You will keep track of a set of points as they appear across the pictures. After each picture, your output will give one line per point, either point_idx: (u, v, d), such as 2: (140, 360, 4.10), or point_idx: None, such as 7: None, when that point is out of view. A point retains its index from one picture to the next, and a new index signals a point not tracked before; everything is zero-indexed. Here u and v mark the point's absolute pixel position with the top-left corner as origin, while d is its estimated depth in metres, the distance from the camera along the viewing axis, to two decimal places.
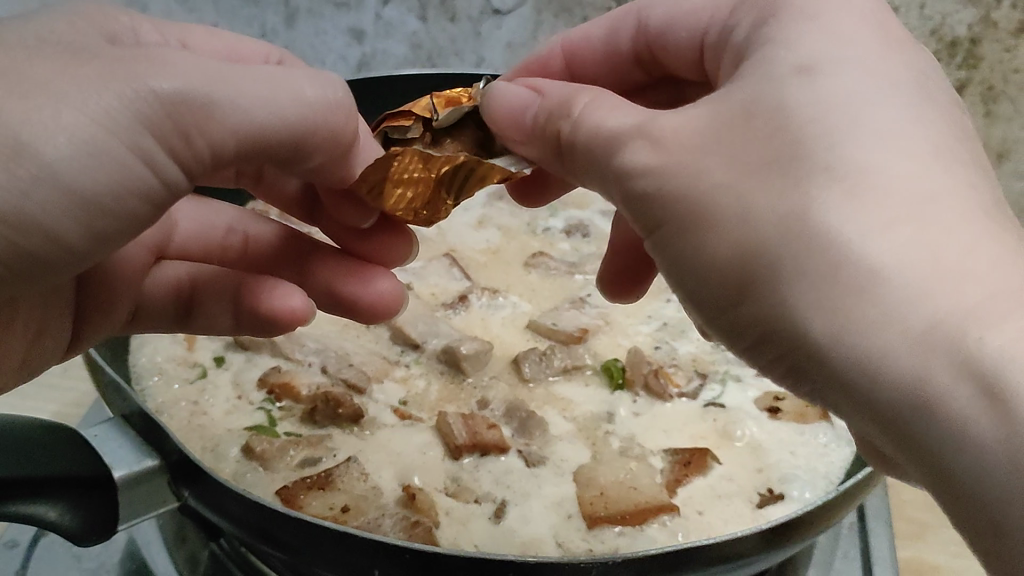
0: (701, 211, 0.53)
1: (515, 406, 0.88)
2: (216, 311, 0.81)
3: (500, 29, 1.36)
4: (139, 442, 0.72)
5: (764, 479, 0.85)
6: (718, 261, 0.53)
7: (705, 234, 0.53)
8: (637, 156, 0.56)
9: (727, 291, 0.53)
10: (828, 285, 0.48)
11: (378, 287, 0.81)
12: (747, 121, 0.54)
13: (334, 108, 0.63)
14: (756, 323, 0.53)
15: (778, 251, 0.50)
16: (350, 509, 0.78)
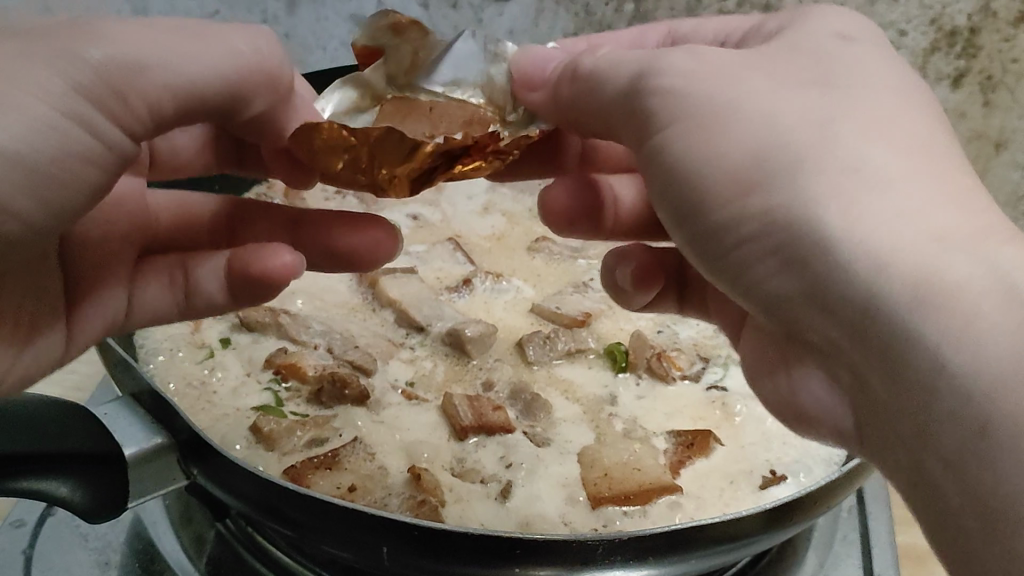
0: (724, 112, 0.56)
1: (519, 388, 0.89)
2: (208, 278, 0.79)
3: (501, 17, 1.38)
4: (147, 420, 0.73)
5: (766, 461, 0.86)
6: (726, 160, 0.55)
7: (716, 137, 0.55)
8: (676, 63, 0.58)
9: (725, 189, 0.55)
10: (848, 178, 0.52)
11: (372, 237, 0.79)
12: (782, 60, 0.59)
13: (269, 56, 0.62)
14: (752, 215, 0.55)
15: (800, 148, 0.53)
16: (357, 489, 0.79)
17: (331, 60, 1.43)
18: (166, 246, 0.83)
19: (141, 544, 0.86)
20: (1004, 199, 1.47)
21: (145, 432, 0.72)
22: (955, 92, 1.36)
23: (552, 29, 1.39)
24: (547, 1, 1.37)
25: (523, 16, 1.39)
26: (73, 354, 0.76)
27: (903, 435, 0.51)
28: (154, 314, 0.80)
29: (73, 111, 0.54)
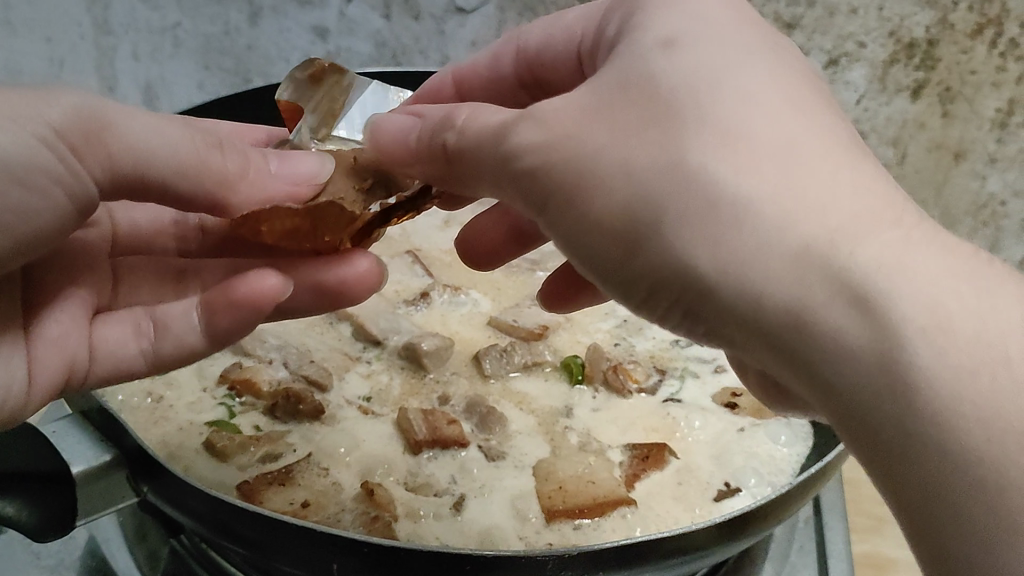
0: (583, 185, 0.55)
1: (474, 401, 0.89)
2: (178, 319, 0.74)
3: (463, 29, 1.36)
4: (94, 437, 0.72)
5: (720, 473, 0.86)
6: (602, 224, 0.55)
7: (589, 200, 0.55)
8: (523, 137, 0.57)
9: (614, 250, 0.56)
10: (707, 220, 0.51)
11: (359, 264, 0.73)
12: (622, 93, 0.56)
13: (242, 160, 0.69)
14: (646, 271, 0.55)
15: (661, 207, 0.53)
16: (311, 504, 0.78)
17: (293, 71, 1.42)
18: (128, 303, 0.82)
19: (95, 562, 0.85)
20: (964, 209, 1.48)
21: (89, 448, 0.70)
22: (914, 103, 1.37)
23: None
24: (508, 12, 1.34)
25: (485, 28, 1.36)
26: (31, 400, 0.71)
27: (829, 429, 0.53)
28: (119, 362, 0.74)
29: (45, 138, 0.59)
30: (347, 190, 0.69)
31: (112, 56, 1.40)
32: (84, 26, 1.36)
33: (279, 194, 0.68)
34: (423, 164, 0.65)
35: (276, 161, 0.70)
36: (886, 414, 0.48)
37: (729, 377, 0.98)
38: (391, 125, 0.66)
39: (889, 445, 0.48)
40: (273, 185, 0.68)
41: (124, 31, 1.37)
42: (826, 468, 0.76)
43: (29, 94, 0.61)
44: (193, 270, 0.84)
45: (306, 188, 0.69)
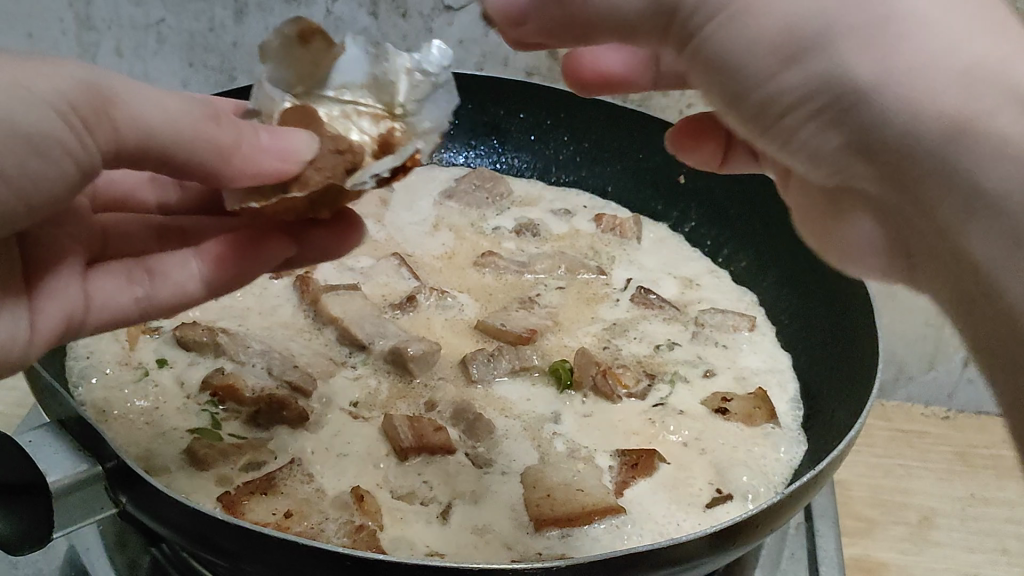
0: (741, 6, 0.44)
1: (462, 407, 0.88)
2: (175, 267, 0.73)
3: (452, 27, 1.30)
4: (78, 447, 0.70)
5: (712, 480, 0.85)
6: (756, 41, 0.44)
7: (752, 5, 0.43)
8: None
9: (767, 65, 0.45)
10: (868, 31, 0.42)
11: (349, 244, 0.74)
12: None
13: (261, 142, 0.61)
14: (799, 90, 0.45)
15: (829, 14, 0.42)
16: (293, 514, 0.76)
17: None
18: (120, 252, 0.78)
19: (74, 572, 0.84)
20: None
21: (75, 455, 0.69)
22: None
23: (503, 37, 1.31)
24: None
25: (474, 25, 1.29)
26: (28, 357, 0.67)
27: (968, 284, 0.48)
28: (115, 309, 0.71)
29: (61, 109, 0.53)
30: (324, 151, 0.62)
31: (94, 53, 1.38)
32: (66, 22, 1.34)
33: (267, 172, 0.59)
34: None
35: (263, 132, 0.60)
36: None
37: (720, 380, 0.97)
38: None
39: None
40: (261, 156, 0.59)
41: (107, 27, 1.35)
42: (819, 475, 0.73)
43: (35, 59, 0.54)
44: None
45: (290, 166, 0.60)
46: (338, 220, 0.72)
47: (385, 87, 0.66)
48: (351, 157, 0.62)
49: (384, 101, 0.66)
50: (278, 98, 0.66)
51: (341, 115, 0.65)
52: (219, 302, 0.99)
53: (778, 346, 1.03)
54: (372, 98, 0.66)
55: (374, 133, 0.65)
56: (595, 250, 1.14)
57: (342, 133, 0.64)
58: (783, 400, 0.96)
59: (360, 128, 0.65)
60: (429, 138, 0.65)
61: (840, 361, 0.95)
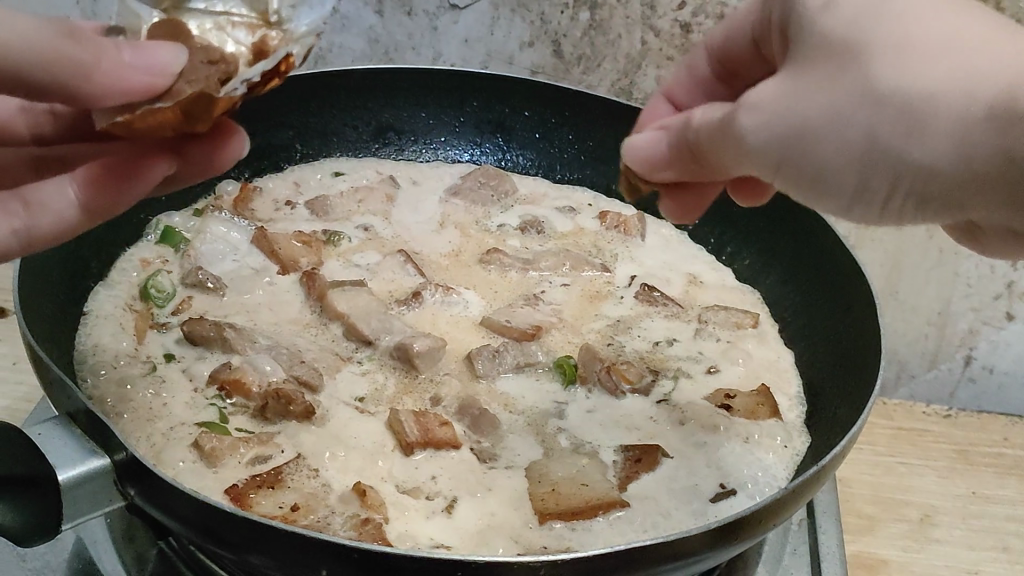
0: (809, 134, 0.58)
1: (467, 402, 0.88)
2: (53, 194, 0.69)
3: (457, 24, 1.28)
4: (87, 443, 0.70)
5: (716, 475, 0.86)
6: (834, 155, 0.58)
7: (814, 146, 0.58)
8: (751, 119, 0.61)
9: (845, 170, 0.58)
10: (895, 124, 0.55)
11: (227, 151, 0.71)
12: (811, 55, 0.59)
13: (159, 73, 0.57)
14: (881, 177, 0.57)
15: (868, 127, 0.56)
16: (300, 507, 0.77)
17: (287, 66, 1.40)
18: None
19: (81, 565, 0.84)
20: None
21: (85, 451, 0.69)
22: None
23: (507, 35, 1.28)
24: (501, 7, 1.25)
25: (478, 24, 1.28)
26: None
27: None
28: None
29: None
30: (195, 63, 0.60)
31: None
32: (73, 18, 1.30)
33: (139, 87, 0.56)
34: (679, 168, 0.73)
35: (126, 47, 0.56)
36: None
37: (724, 377, 0.98)
38: (641, 146, 0.74)
39: None
40: (131, 72, 0.56)
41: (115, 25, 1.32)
42: (823, 471, 0.74)
43: None
44: (55, 158, 0.80)
45: (161, 79, 0.57)
46: (212, 131, 0.70)
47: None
48: (225, 67, 0.60)
49: (257, 10, 0.63)
50: (144, 15, 0.63)
51: (214, 28, 0.62)
52: (226, 298, 1.00)
53: (782, 343, 1.03)
54: (243, 8, 0.63)
55: (252, 43, 0.62)
56: (599, 248, 1.15)
57: (217, 45, 0.61)
58: (786, 397, 0.96)
59: (236, 39, 0.62)
60: (304, 43, 0.64)
61: (844, 359, 0.95)
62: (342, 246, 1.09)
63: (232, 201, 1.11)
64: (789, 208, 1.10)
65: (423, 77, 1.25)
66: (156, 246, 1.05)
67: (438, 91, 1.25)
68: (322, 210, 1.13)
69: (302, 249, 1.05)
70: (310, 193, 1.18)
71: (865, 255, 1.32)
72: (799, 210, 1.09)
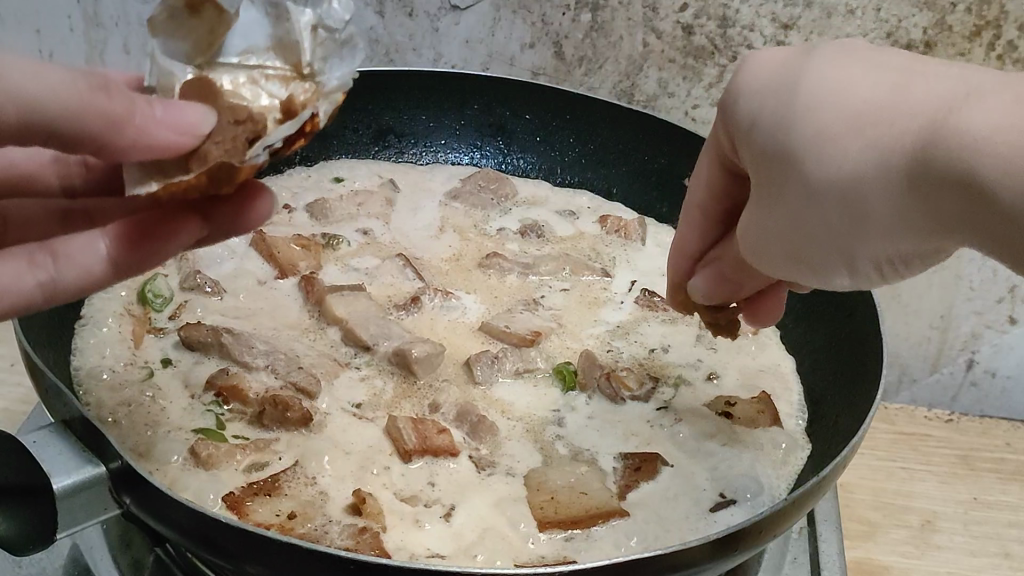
0: (803, 239, 0.61)
1: (466, 409, 0.88)
2: (81, 248, 0.64)
3: (458, 26, 1.27)
4: (84, 451, 0.69)
5: (715, 484, 0.85)
6: (824, 249, 0.60)
7: (809, 245, 0.61)
8: (752, 229, 0.65)
9: (840, 260, 0.60)
10: (845, 210, 0.57)
11: (260, 212, 0.67)
12: (761, 166, 0.62)
13: (187, 132, 0.56)
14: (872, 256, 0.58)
15: (831, 222, 0.58)
16: (298, 515, 0.76)
17: None
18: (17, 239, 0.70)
19: (77, 571, 0.84)
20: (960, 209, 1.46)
21: (81, 460, 0.68)
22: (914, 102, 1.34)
23: (509, 37, 1.27)
24: (503, 9, 1.24)
25: (479, 26, 1.27)
26: None
27: None
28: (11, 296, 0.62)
29: None
30: (222, 123, 0.58)
31: (103, 50, 1.29)
32: (75, 18, 1.25)
33: (163, 143, 0.55)
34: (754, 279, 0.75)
35: (156, 104, 0.55)
36: None
37: (725, 383, 0.97)
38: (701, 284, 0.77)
39: None
40: (156, 128, 0.54)
41: (115, 24, 1.26)
42: (824, 481, 0.73)
43: None
44: (82, 211, 0.77)
45: (188, 139, 0.56)
46: (245, 189, 0.66)
47: (291, 48, 0.61)
48: (252, 127, 0.58)
49: (291, 62, 0.61)
50: (178, 72, 0.61)
51: (248, 81, 0.61)
52: (224, 301, 0.99)
53: (783, 349, 1.03)
54: (278, 60, 0.61)
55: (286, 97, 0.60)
56: (598, 252, 1.14)
57: (250, 100, 0.60)
58: (787, 404, 0.96)
59: (269, 93, 0.60)
60: (334, 98, 0.62)
61: (845, 366, 0.94)
62: (341, 249, 1.09)
63: None
64: None
65: (425, 80, 1.24)
66: None
67: (438, 94, 1.24)
68: (322, 213, 1.12)
69: (301, 252, 1.04)
70: (308, 196, 1.17)
71: None
72: None
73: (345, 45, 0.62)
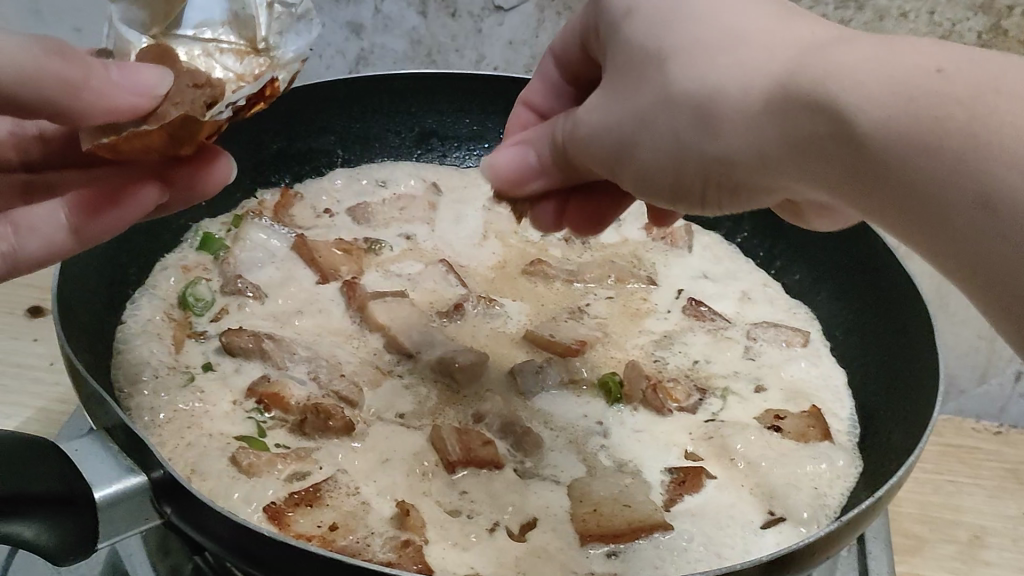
0: (627, 152, 0.67)
1: (510, 420, 0.86)
2: (43, 217, 0.68)
3: (501, 26, 1.26)
4: (125, 460, 0.68)
5: (765, 500, 0.83)
6: (648, 159, 0.66)
7: (635, 149, 0.66)
8: (584, 123, 0.70)
9: (664, 164, 0.65)
10: (688, 113, 0.61)
11: (214, 175, 0.70)
12: (627, 65, 0.66)
13: (139, 94, 0.57)
14: (692, 165, 0.63)
15: (669, 127, 0.63)
16: (339, 527, 0.75)
17: (326, 67, 1.34)
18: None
19: None
20: None
21: (122, 469, 0.67)
22: None
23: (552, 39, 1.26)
24: (547, 10, 1.23)
25: (523, 27, 1.25)
26: None
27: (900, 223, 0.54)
28: None
29: None
30: (181, 86, 0.60)
31: None
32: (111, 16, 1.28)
33: (122, 106, 0.56)
34: (550, 176, 0.78)
35: (112, 67, 0.56)
36: (910, 161, 0.50)
37: (773, 395, 0.95)
38: (508, 160, 0.78)
39: (914, 218, 0.52)
40: (114, 91, 0.56)
41: None
42: (880, 501, 0.71)
43: None
44: (40, 183, 0.79)
45: (145, 101, 0.57)
46: (197, 155, 0.69)
47: (246, 22, 0.65)
48: (211, 91, 0.60)
49: (246, 37, 0.65)
50: (134, 40, 0.65)
51: (203, 54, 0.64)
52: (266, 306, 0.98)
53: (834, 362, 1.01)
54: (232, 34, 0.65)
55: (241, 70, 0.64)
56: (640, 258, 1.12)
57: (205, 70, 0.63)
58: (838, 419, 0.93)
59: (224, 65, 0.63)
60: (291, 70, 0.64)
61: (898, 381, 0.92)
62: (383, 254, 1.08)
63: (272, 207, 1.11)
64: None
65: (469, 82, 1.23)
66: (195, 253, 1.04)
67: (483, 96, 1.22)
68: (363, 216, 1.12)
69: (342, 257, 1.03)
70: (350, 200, 1.16)
71: (915, 264, 1.29)
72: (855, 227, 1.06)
73: (298, 21, 0.66)
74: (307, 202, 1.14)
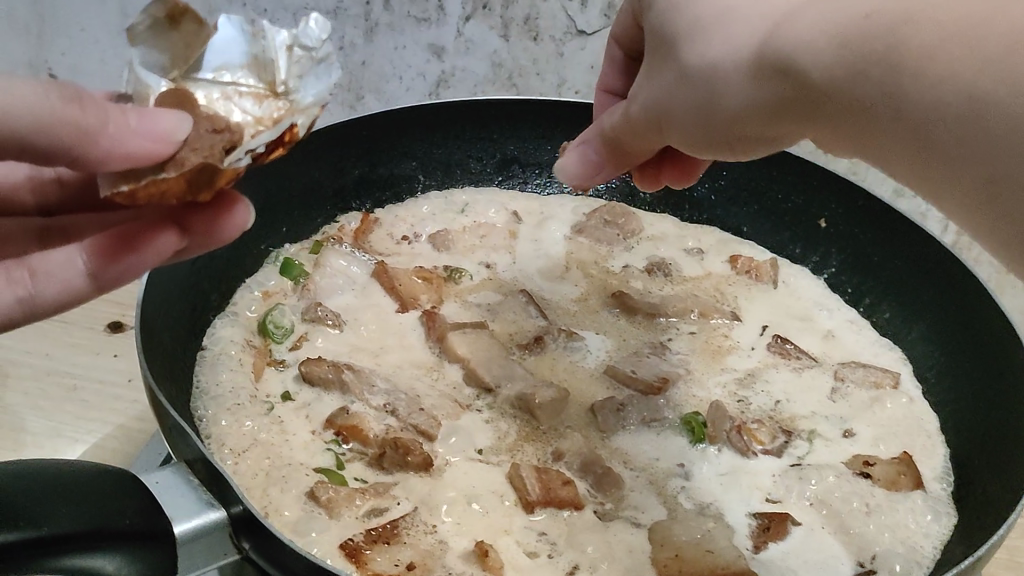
0: (662, 123, 0.72)
1: (591, 459, 0.84)
2: (60, 262, 0.60)
3: (584, 51, 1.25)
4: (204, 494, 0.68)
5: (854, 550, 0.80)
6: (680, 130, 0.72)
7: (669, 122, 0.72)
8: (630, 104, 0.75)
9: (695, 130, 0.70)
10: (696, 84, 0.67)
11: (233, 221, 0.61)
12: (652, 48, 0.72)
13: (162, 139, 0.51)
14: (718, 128, 0.69)
15: (683, 98, 0.69)
16: (417, 566, 0.73)
17: (407, 89, 1.35)
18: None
19: None
20: None
21: (201, 503, 0.67)
22: None
23: None
24: None
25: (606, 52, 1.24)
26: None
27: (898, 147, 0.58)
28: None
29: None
30: (199, 131, 0.53)
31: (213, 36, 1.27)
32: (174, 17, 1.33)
33: (138, 154, 0.50)
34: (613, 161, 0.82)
35: (130, 113, 0.50)
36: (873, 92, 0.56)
37: (862, 438, 0.93)
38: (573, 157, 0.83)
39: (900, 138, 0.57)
40: (132, 137, 0.49)
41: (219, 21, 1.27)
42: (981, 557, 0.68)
43: None
44: (61, 226, 0.73)
45: (166, 148, 0.51)
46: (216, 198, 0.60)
47: (266, 66, 0.57)
48: (230, 136, 0.54)
49: (265, 80, 0.57)
50: (152, 83, 0.57)
51: (221, 97, 0.56)
52: (345, 334, 0.98)
53: (925, 406, 0.98)
54: (252, 78, 0.57)
55: (259, 114, 0.55)
56: (724, 292, 1.10)
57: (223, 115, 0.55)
58: (930, 467, 0.90)
59: (242, 109, 0.56)
60: (311, 114, 0.56)
61: (993, 429, 0.89)
62: (462, 283, 1.07)
63: (352, 234, 1.11)
64: (937, 261, 1.04)
65: (551, 109, 1.21)
66: (276, 278, 1.04)
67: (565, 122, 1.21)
68: (444, 243, 1.11)
69: (422, 286, 1.03)
70: (430, 226, 1.15)
71: None
72: (947, 266, 1.02)
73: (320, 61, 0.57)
74: (388, 228, 1.14)
